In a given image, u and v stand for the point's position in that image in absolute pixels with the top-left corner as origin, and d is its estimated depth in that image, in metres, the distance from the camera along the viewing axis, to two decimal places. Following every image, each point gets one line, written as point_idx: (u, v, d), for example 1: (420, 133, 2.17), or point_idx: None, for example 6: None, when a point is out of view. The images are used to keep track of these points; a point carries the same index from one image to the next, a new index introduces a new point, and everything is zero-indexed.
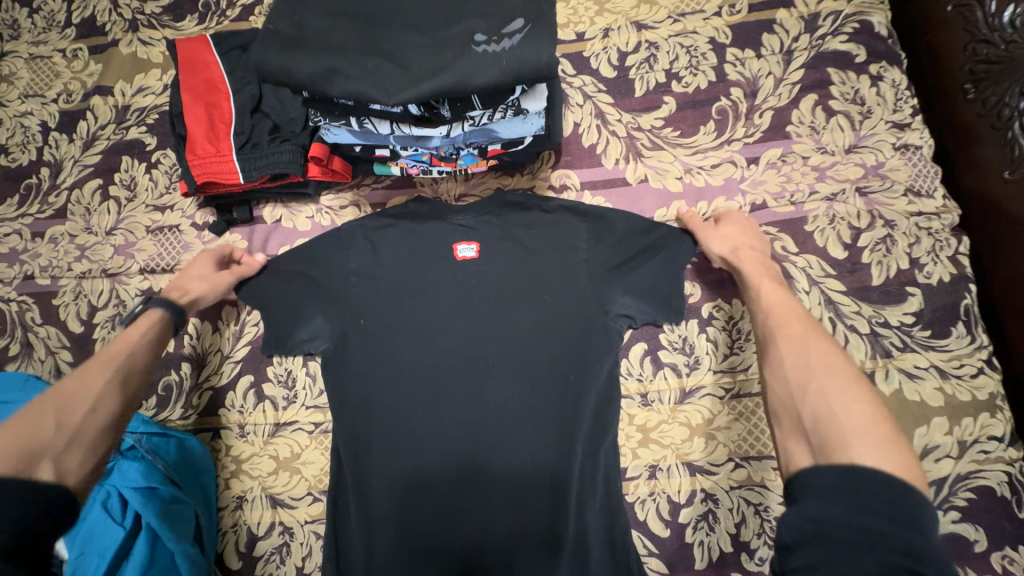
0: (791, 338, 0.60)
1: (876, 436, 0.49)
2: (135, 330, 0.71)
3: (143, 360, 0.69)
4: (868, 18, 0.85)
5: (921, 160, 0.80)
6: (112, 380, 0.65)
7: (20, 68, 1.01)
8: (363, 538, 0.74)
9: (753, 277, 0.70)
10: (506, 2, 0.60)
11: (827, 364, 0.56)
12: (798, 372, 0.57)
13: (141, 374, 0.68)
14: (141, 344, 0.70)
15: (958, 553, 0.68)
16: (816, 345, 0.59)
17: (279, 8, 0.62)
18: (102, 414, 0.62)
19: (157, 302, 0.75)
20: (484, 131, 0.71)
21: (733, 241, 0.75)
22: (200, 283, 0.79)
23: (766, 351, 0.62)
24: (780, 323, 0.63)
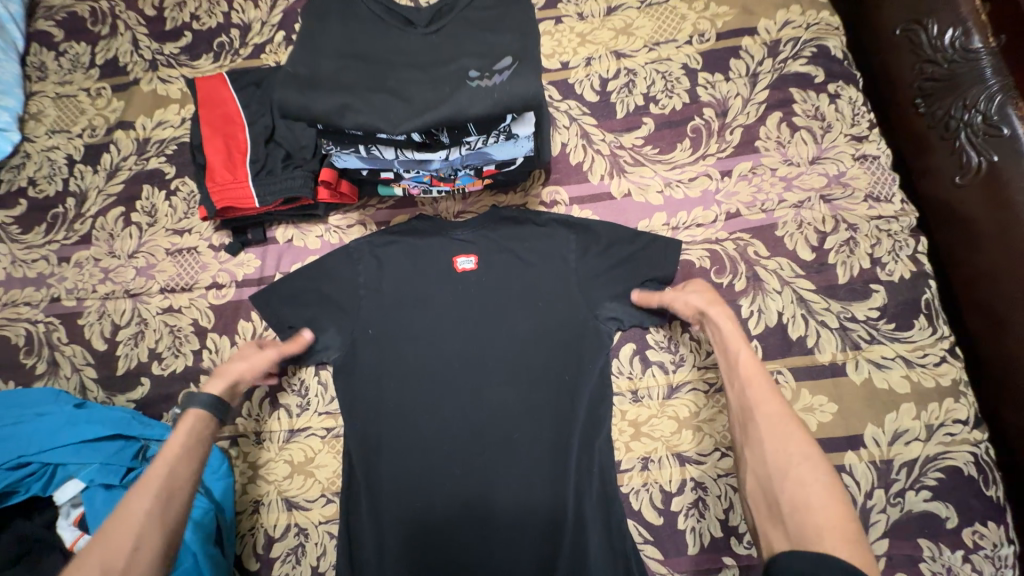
0: (770, 417, 0.60)
1: (846, 533, 0.50)
2: (179, 439, 0.68)
3: (188, 474, 0.66)
4: (824, 42, 0.94)
5: (879, 168, 0.88)
6: (157, 507, 0.61)
7: (47, 107, 1.09)
8: (375, 535, 0.78)
9: (728, 338, 0.69)
10: (497, 43, 0.69)
11: (802, 448, 0.56)
12: (779, 459, 0.56)
13: (187, 491, 0.65)
14: (184, 456, 0.67)
15: (931, 529, 0.73)
16: (792, 425, 0.58)
17: (297, 53, 0.70)
18: (149, 548, 0.59)
19: (198, 402, 0.72)
20: (479, 154, 0.79)
21: (706, 296, 0.74)
22: (240, 362, 0.80)
23: (744, 426, 0.62)
24: (759, 398, 0.62)
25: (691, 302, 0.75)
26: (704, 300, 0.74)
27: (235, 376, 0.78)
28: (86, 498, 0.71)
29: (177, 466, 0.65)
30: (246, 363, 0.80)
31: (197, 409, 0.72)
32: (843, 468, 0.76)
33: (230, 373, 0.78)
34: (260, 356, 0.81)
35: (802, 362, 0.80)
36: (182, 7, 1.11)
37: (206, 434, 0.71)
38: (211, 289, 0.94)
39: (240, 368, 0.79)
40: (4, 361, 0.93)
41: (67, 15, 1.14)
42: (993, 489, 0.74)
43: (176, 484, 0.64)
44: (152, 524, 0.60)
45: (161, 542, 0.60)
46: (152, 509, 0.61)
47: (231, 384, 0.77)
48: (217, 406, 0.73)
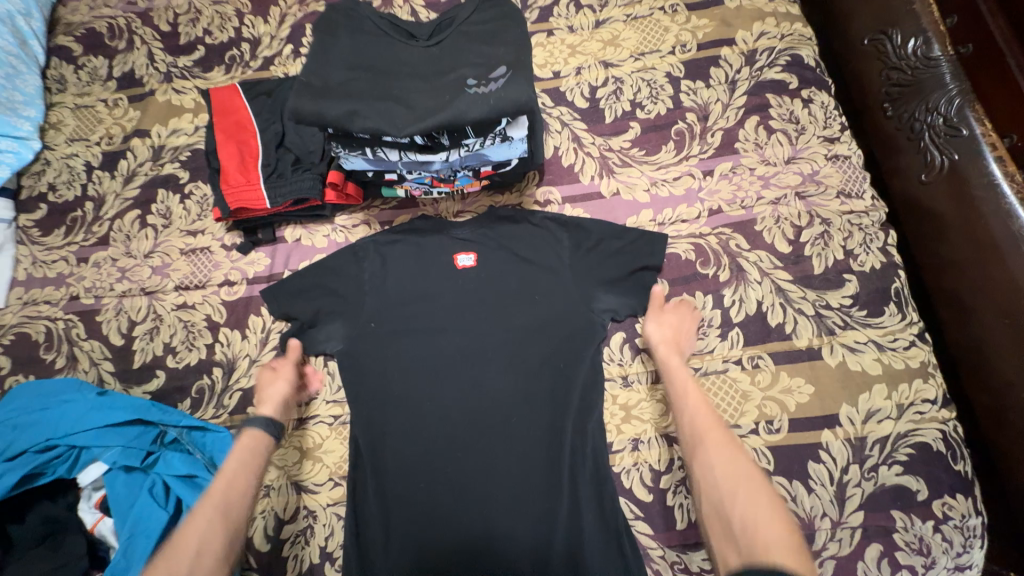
0: (716, 442, 0.68)
1: (790, 545, 0.56)
2: (238, 456, 0.77)
3: (243, 488, 0.74)
4: (798, 52, 1.01)
5: (851, 167, 0.94)
6: (215, 517, 0.69)
7: (66, 117, 1.15)
8: (381, 516, 0.83)
9: (676, 377, 0.79)
10: (492, 55, 0.75)
11: (744, 470, 0.65)
12: (728, 479, 0.64)
13: (243, 502, 0.73)
14: (242, 470, 0.76)
15: (903, 501, 0.78)
16: (734, 451, 0.67)
17: (309, 64, 0.76)
18: (209, 554, 0.66)
19: (253, 424, 0.81)
20: (477, 156, 0.84)
21: (663, 335, 0.84)
22: (276, 385, 0.87)
23: (695, 452, 0.70)
24: (706, 428, 0.71)
25: (652, 338, 0.84)
26: (660, 339, 0.84)
27: (280, 398, 0.86)
28: (109, 481, 0.76)
29: (235, 480, 0.74)
30: (283, 385, 0.87)
31: (253, 429, 0.81)
32: (821, 445, 0.80)
33: (272, 397, 0.86)
34: (290, 373, 0.88)
35: (781, 347, 0.85)
36: (195, 23, 1.18)
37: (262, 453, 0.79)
38: (223, 286, 0.99)
39: (281, 389, 0.87)
40: (23, 357, 0.97)
41: (86, 31, 1.21)
42: (961, 463, 0.79)
43: (231, 496, 0.72)
44: (212, 531, 0.68)
45: (218, 549, 0.67)
46: (212, 517, 0.69)
47: (280, 404, 0.86)
48: (269, 425, 0.82)
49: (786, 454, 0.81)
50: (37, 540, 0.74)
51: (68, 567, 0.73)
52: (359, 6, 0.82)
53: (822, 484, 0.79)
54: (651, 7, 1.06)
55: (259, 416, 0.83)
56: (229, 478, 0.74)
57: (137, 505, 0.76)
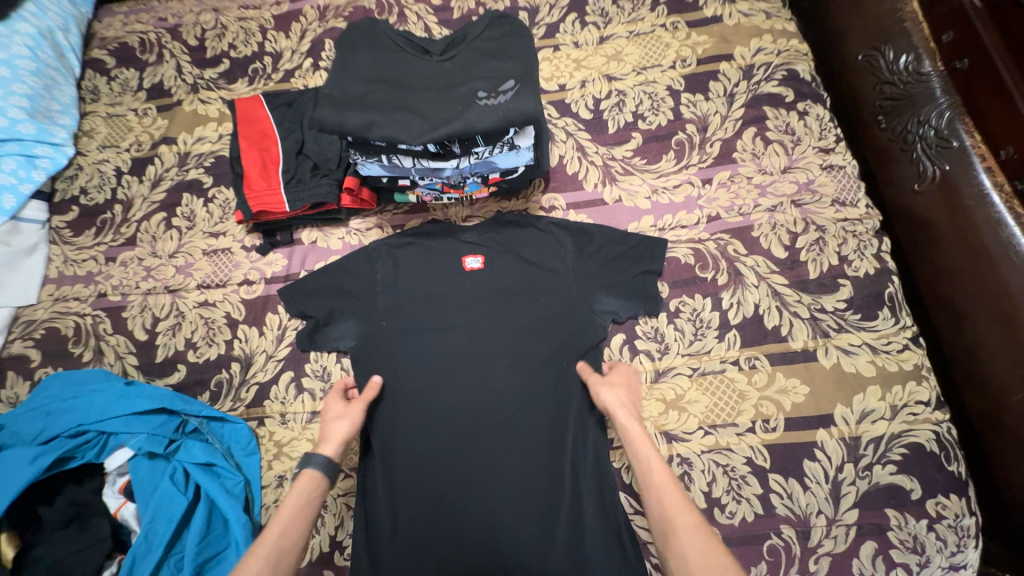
0: (687, 529, 0.65)
1: None
2: (294, 499, 0.74)
3: (296, 536, 0.71)
4: (794, 67, 1.06)
5: (845, 177, 0.98)
6: (265, 567, 0.66)
7: (98, 125, 1.22)
8: (390, 508, 0.86)
9: (639, 449, 0.75)
10: (502, 69, 0.80)
11: (717, 560, 0.61)
12: (703, 573, 0.60)
13: (295, 552, 0.70)
14: (297, 517, 0.72)
15: (897, 500, 0.80)
16: (703, 534, 0.64)
17: (331, 77, 0.82)
18: None
19: (313, 462, 0.78)
20: (486, 163, 0.89)
21: (619, 400, 0.81)
22: (342, 421, 0.83)
23: (666, 537, 0.66)
24: (675, 510, 0.67)
25: (606, 403, 0.81)
26: (616, 403, 0.81)
27: (343, 437, 0.82)
28: (133, 466, 0.81)
29: (289, 525, 0.71)
30: (348, 422, 0.84)
31: (312, 469, 0.78)
32: (816, 444, 0.83)
33: (337, 434, 0.82)
34: (357, 411, 0.85)
35: (777, 349, 0.88)
36: (221, 38, 1.25)
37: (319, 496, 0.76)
38: (242, 285, 1.04)
39: (346, 428, 0.83)
40: (53, 350, 1.02)
41: (119, 45, 1.28)
42: (955, 464, 0.81)
43: (283, 543, 0.69)
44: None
45: None
46: (263, 568, 0.66)
47: (341, 444, 0.82)
48: (329, 466, 0.79)
49: (782, 452, 0.83)
50: (64, 522, 0.78)
51: (94, 547, 0.77)
52: (378, 23, 0.88)
53: (818, 481, 0.81)
54: (652, 25, 1.11)
55: (321, 455, 0.79)
56: (283, 525, 0.71)
57: (159, 490, 0.80)
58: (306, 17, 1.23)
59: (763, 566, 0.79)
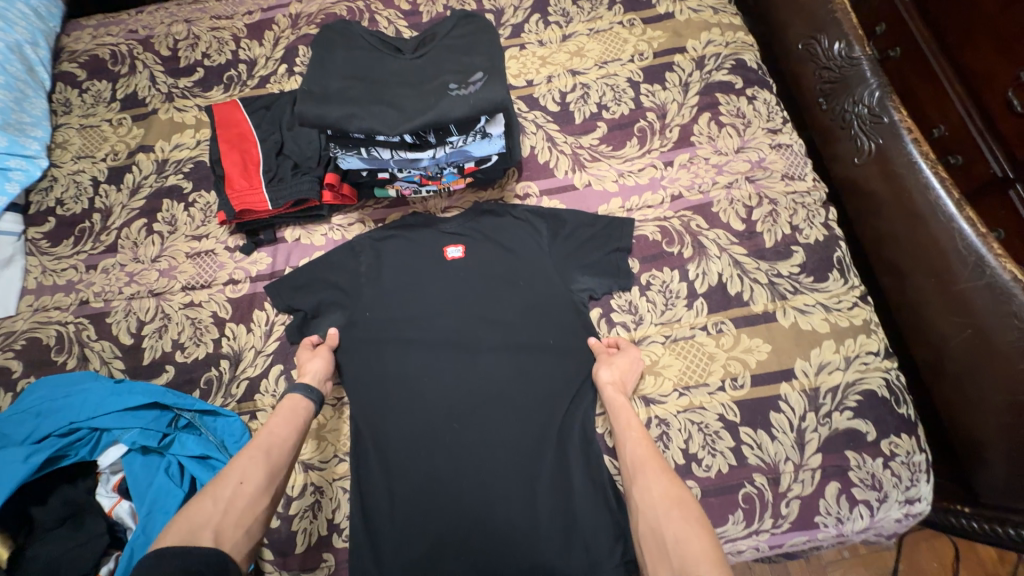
0: (655, 470, 0.76)
1: (715, 555, 0.64)
2: (281, 411, 0.84)
3: (286, 435, 0.82)
4: (741, 56, 1.15)
5: (792, 154, 1.07)
6: (258, 456, 0.77)
7: (72, 136, 1.22)
8: (385, 486, 0.89)
9: (620, 411, 0.85)
10: (471, 63, 0.86)
11: (677, 493, 0.73)
12: (663, 502, 0.72)
13: (285, 446, 0.81)
14: (286, 422, 0.83)
15: (855, 442, 0.87)
16: (668, 478, 0.75)
17: (309, 76, 0.86)
18: (250, 484, 0.74)
19: (293, 388, 0.87)
20: (461, 153, 0.94)
21: (612, 375, 0.89)
22: (316, 360, 0.92)
23: (635, 479, 0.77)
24: (645, 458, 0.78)
25: (603, 379, 0.89)
26: (609, 380, 0.89)
27: (318, 370, 0.91)
28: (127, 463, 0.83)
29: (277, 428, 0.82)
30: (321, 359, 0.92)
31: (294, 393, 0.87)
32: (780, 397, 0.90)
33: (310, 369, 0.90)
34: (327, 351, 0.93)
35: (740, 313, 0.95)
36: (194, 48, 1.27)
37: (304, 410, 0.86)
38: (228, 284, 1.05)
39: (320, 364, 0.91)
40: (35, 360, 1.02)
41: (90, 58, 1.29)
42: (903, 407, 0.89)
43: (274, 441, 0.80)
44: (254, 466, 0.76)
45: (259, 481, 0.75)
46: (254, 456, 0.77)
47: (318, 377, 0.90)
48: (308, 390, 0.87)
49: (749, 407, 0.90)
50: (58, 521, 0.79)
51: (91, 544, 0.78)
52: (351, 25, 0.93)
53: (784, 431, 0.88)
54: (611, 22, 1.19)
55: (298, 384, 0.88)
56: (270, 428, 0.81)
57: (154, 483, 0.82)
58: (279, 25, 1.27)
59: (739, 513, 0.85)
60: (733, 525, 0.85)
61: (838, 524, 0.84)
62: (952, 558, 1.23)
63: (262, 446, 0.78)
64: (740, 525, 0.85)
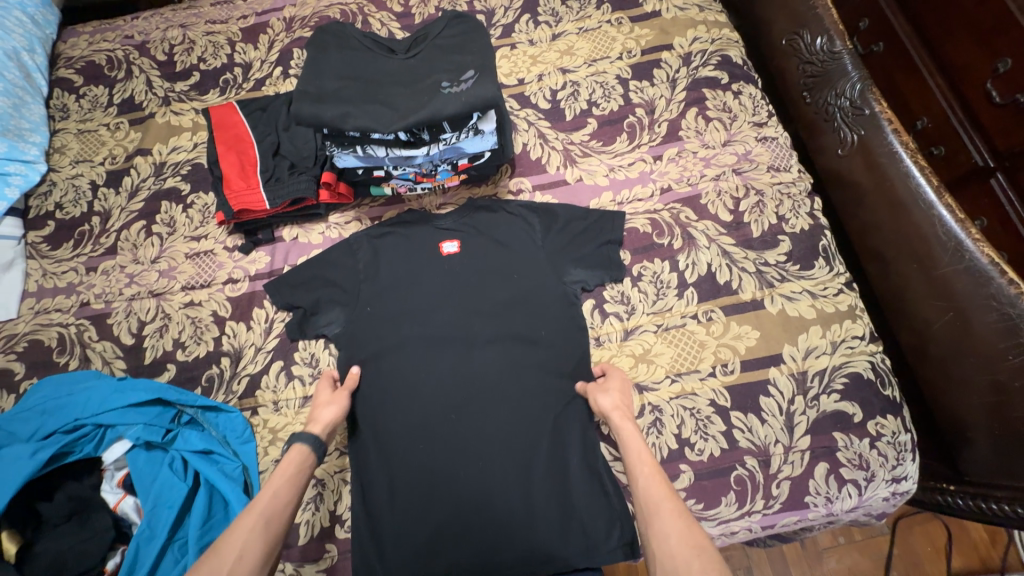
0: (671, 512, 0.70)
1: None
2: (284, 468, 0.78)
3: (287, 499, 0.75)
4: (727, 52, 1.18)
5: (778, 146, 1.10)
6: (258, 525, 0.71)
7: (70, 141, 1.23)
8: (386, 477, 0.91)
9: (630, 445, 0.80)
10: (462, 61, 0.88)
11: (696, 538, 0.66)
12: (682, 549, 0.65)
13: (285, 513, 0.74)
14: (289, 482, 0.77)
15: (842, 424, 0.90)
16: (685, 521, 0.69)
17: (305, 77, 0.88)
18: (247, 562, 0.67)
19: (301, 438, 0.82)
20: (455, 149, 0.96)
21: (613, 401, 0.87)
22: (330, 408, 0.89)
23: (649, 522, 0.70)
24: (659, 497, 0.72)
25: (604, 407, 0.86)
26: (611, 406, 0.86)
27: (331, 421, 0.88)
28: (130, 459, 0.84)
29: (281, 489, 0.75)
30: (335, 408, 0.89)
31: (300, 444, 0.82)
32: (769, 381, 0.92)
33: (325, 418, 0.87)
34: (344, 399, 0.90)
35: (729, 301, 0.98)
36: (190, 52, 1.29)
37: (307, 466, 0.80)
38: (227, 283, 1.07)
39: (333, 413, 0.88)
40: (38, 361, 1.03)
41: (86, 64, 1.31)
42: (889, 388, 0.91)
43: (275, 507, 0.73)
44: (254, 538, 0.69)
45: (257, 557, 0.68)
46: (255, 525, 0.70)
47: (328, 428, 0.87)
48: (318, 444, 0.83)
49: (740, 391, 0.92)
50: (64, 516, 0.81)
51: (97, 538, 0.79)
52: (347, 27, 0.95)
53: (773, 414, 0.90)
54: (599, 21, 1.22)
55: (308, 433, 0.84)
56: (275, 487, 0.75)
57: (159, 478, 0.84)
58: (273, 29, 1.29)
59: (732, 495, 0.87)
60: (726, 506, 0.87)
61: (828, 503, 0.86)
62: (945, 542, 1.27)
63: (264, 512, 0.72)
64: (733, 507, 0.87)
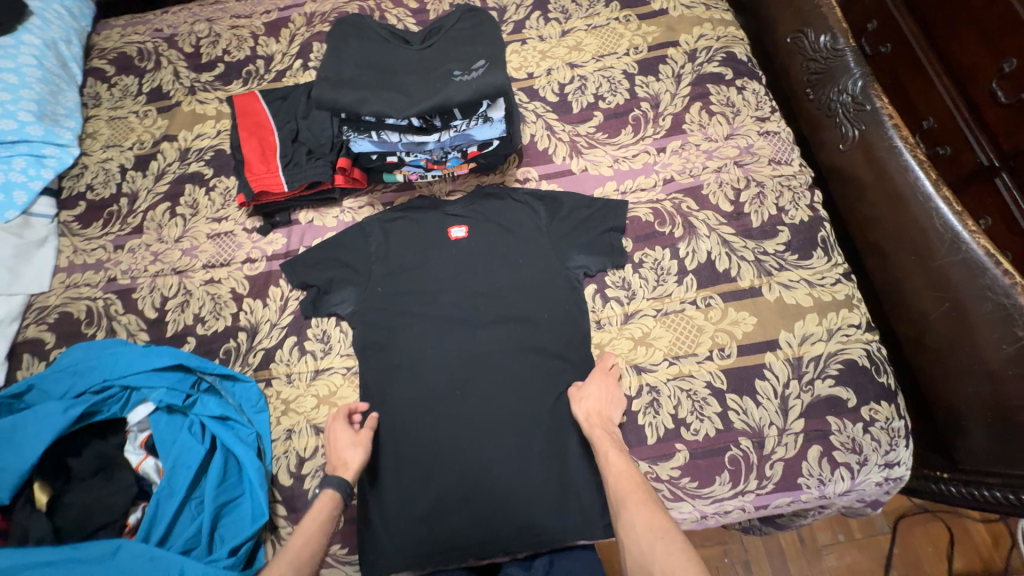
0: (638, 502, 0.75)
1: None
2: (315, 516, 0.80)
3: (315, 547, 0.76)
4: (732, 49, 1.21)
5: (779, 141, 1.12)
6: (289, 574, 0.72)
7: (101, 127, 1.30)
8: (391, 448, 0.95)
9: (600, 446, 0.85)
10: (473, 51, 0.93)
11: (660, 523, 0.72)
12: (647, 534, 0.71)
13: (314, 561, 0.75)
14: (318, 529, 0.78)
15: (836, 409, 0.92)
16: (652, 508, 0.74)
17: (325, 64, 0.93)
18: None
19: (330, 483, 0.84)
20: (464, 136, 1.01)
21: (587, 409, 0.91)
22: (357, 449, 0.89)
23: (618, 514, 0.76)
24: (626, 490, 0.77)
25: (579, 416, 0.91)
26: (584, 415, 0.90)
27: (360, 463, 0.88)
28: (153, 420, 0.90)
29: (310, 538, 0.77)
30: (361, 449, 0.90)
31: (329, 490, 0.84)
32: (765, 365, 0.95)
33: (354, 461, 0.88)
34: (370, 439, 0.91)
35: (728, 288, 1.01)
36: (215, 44, 1.36)
37: (336, 513, 0.82)
38: (245, 263, 1.12)
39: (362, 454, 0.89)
40: (67, 332, 1.09)
41: (118, 55, 1.38)
42: (884, 375, 0.93)
43: (304, 555, 0.75)
44: None
45: None
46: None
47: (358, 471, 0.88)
48: (346, 488, 0.84)
49: (736, 374, 0.95)
50: (92, 471, 0.86)
51: (121, 493, 0.85)
52: (364, 19, 1.00)
53: (768, 398, 0.93)
54: (607, 18, 1.26)
55: (336, 478, 0.85)
56: (305, 535, 0.77)
57: (178, 440, 0.89)
58: (294, 23, 1.35)
59: (726, 474, 0.90)
60: (720, 485, 0.90)
61: (820, 485, 0.88)
62: (946, 542, 1.27)
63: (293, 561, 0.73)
64: (727, 486, 0.89)
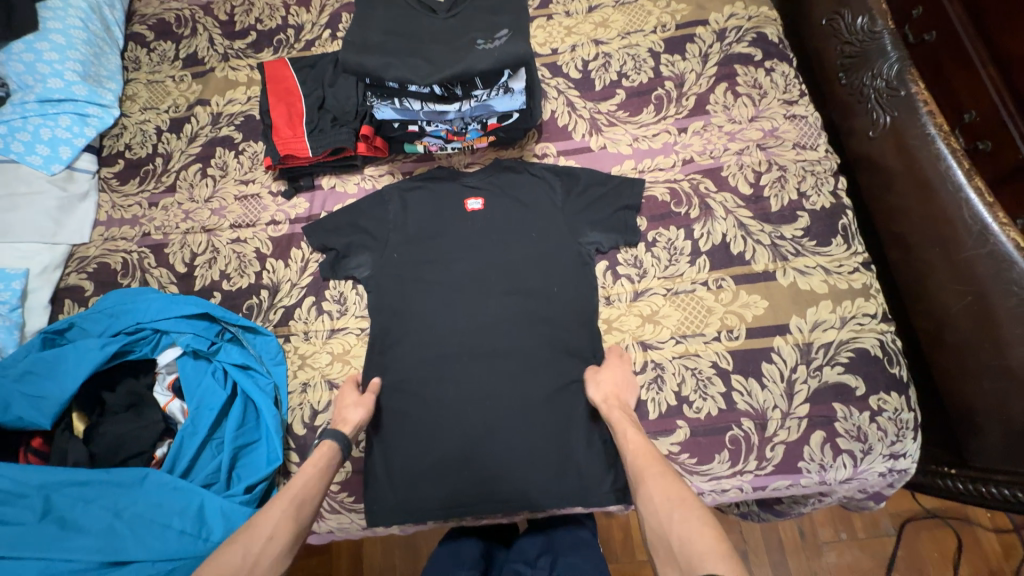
0: (655, 475, 0.76)
1: (721, 551, 0.64)
2: (313, 463, 0.85)
3: (314, 490, 0.82)
4: (763, 30, 1.18)
5: (805, 124, 1.10)
6: (289, 510, 0.78)
7: (140, 90, 1.35)
8: (396, 408, 0.98)
9: (619, 424, 0.86)
10: (497, 21, 0.94)
11: (678, 494, 0.73)
12: (664, 506, 0.72)
13: (313, 501, 0.82)
14: (320, 474, 0.84)
15: (844, 396, 0.91)
16: (669, 480, 0.75)
17: (352, 30, 0.95)
18: (277, 540, 0.75)
19: (331, 435, 0.89)
20: (485, 107, 1.02)
21: (603, 392, 0.91)
22: (358, 409, 0.94)
23: (636, 487, 0.77)
24: (644, 466, 0.78)
25: (596, 399, 0.91)
26: (602, 397, 0.91)
27: (359, 421, 0.92)
28: (180, 364, 0.95)
29: (309, 481, 0.82)
30: (362, 410, 0.94)
31: (329, 441, 0.89)
32: (773, 349, 0.95)
33: (353, 419, 0.92)
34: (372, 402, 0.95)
35: (741, 271, 1.00)
36: (248, 13, 1.39)
37: (334, 462, 0.87)
38: (270, 224, 1.17)
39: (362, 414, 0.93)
40: (104, 281, 1.16)
41: (157, 21, 1.43)
42: (896, 366, 0.92)
43: (304, 493, 0.81)
44: (284, 521, 0.76)
45: (287, 536, 0.76)
46: (286, 511, 0.78)
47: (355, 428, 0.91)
48: (345, 442, 0.89)
49: (743, 356, 0.95)
50: (124, 407, 0.93)
51: (149, 429, 0.91)
52: None
53: (774, 380, 0.93)
54: None
55: (332, 431, 0.90)
56: (304, 478, 0.83)
57: (202, 383, 0.94)
58: None
59: (725, 453, 0.91)
60: (719, 464, 0.90)
61: (821, 471, 0.89)
62: (954, 551, 1.25)
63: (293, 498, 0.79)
64: (726, 465, 0.90)
